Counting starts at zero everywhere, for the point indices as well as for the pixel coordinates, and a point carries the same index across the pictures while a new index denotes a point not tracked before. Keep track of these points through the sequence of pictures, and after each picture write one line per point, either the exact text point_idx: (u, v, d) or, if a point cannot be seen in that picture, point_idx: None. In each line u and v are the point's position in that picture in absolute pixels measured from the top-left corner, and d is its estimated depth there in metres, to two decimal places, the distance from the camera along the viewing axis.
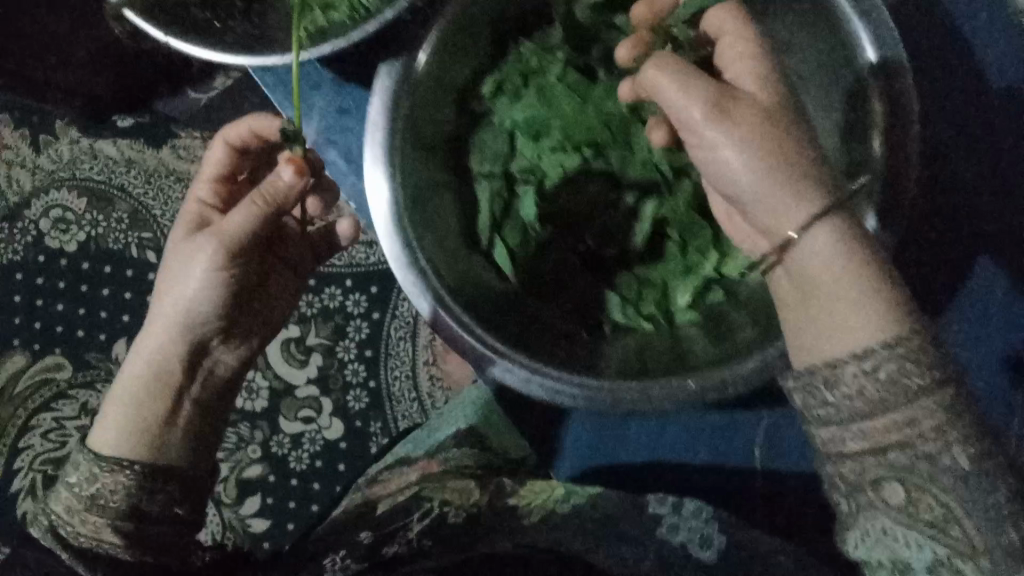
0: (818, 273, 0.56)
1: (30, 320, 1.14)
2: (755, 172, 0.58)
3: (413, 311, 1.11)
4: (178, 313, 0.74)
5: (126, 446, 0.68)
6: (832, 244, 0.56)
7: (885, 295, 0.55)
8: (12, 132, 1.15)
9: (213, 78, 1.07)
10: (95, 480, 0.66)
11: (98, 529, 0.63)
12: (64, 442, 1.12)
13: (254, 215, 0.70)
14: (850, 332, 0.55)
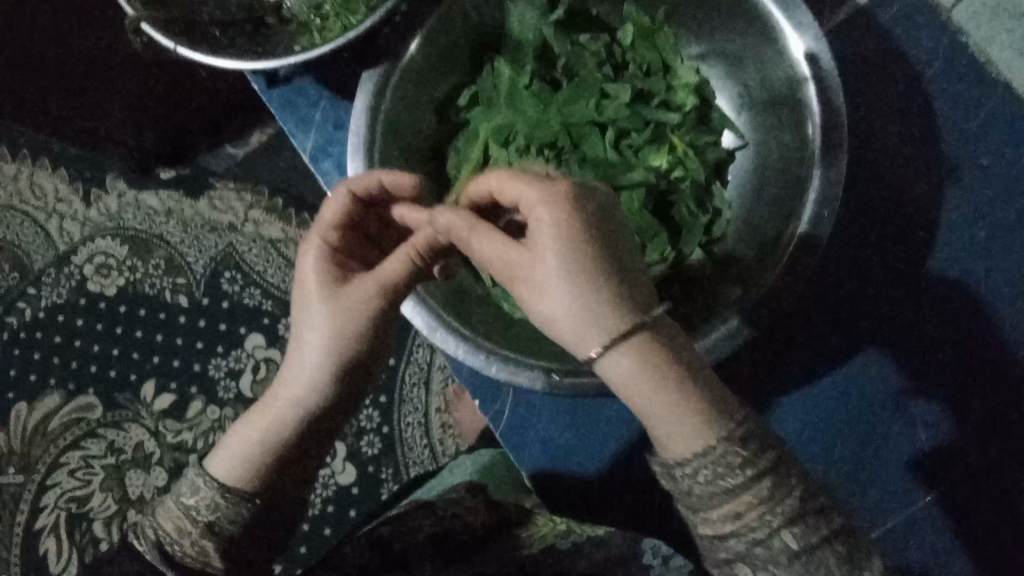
0: (628, 392, 0.52)
1: (67, 361, 1.19)
2: (579, 308, 0.52)
3: (427, 358, 1.13)
4: (302, 366, 0.63)
5: (252, 475, 0.63)
6: (643, 372, 0.51)
7: (682, 401, 0.51)
8: (67, 188, 1.25)
9: (249, 135, 1.19)
10: (215, 507, 0.62)
11: (204, 553, 0.62)
12: (89, 480, 1.17)
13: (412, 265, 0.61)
14: (669, 436, 0.52)
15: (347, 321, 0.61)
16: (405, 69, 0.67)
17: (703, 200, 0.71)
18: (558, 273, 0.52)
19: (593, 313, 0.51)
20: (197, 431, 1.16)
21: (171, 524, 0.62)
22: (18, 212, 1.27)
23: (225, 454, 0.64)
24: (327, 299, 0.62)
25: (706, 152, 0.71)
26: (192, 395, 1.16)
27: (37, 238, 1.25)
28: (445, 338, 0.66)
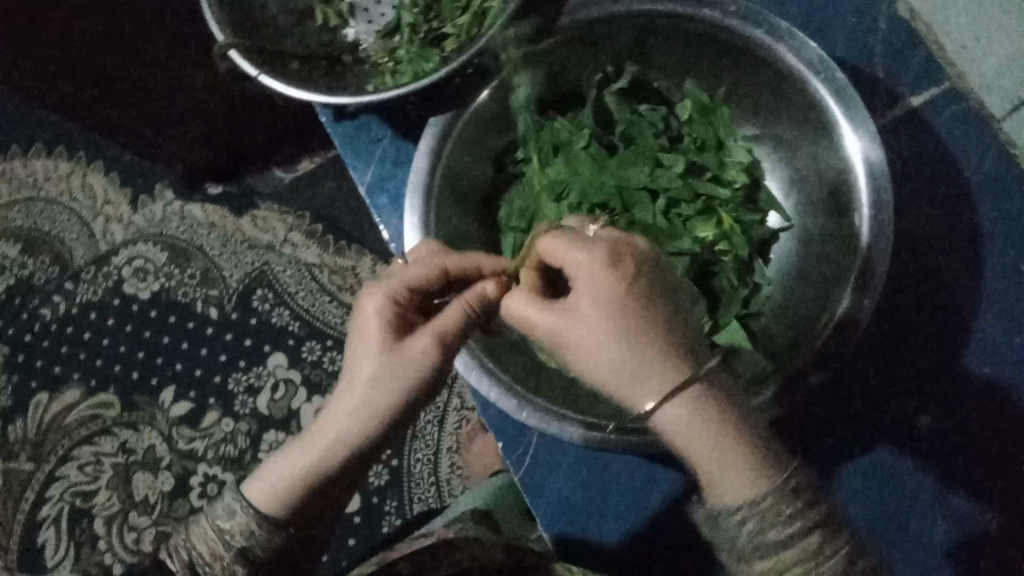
0: (681, 441, 0.52)
1: (94, 357, 1.21)
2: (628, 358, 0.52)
3: (444, 397, 1.13)
4: (351, 411, 0.62)
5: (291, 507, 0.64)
6: (692, 419, 0.52)
7: (728, 451, 0.52)
8: (116, 190, 1.28)
9: (298, 161, 1.22)
10: (247, 531, 0.64)
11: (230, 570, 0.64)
12: (97, 477, 1.18)
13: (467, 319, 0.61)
14: (718, 486, 0.52)
15: (405, 375, 0.61)
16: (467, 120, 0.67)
17: (744, 274, 0.73)
18: (603, 340, 0.53)
19: (639, 376, 0.52)
20: (208, 441, 1.17)
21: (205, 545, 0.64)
22: (64, 208, 1.29)
23: (266, 483, 0.64)
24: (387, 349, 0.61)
25: (750, 228, 0.72)
26: (209, 406, 1.18)
27: (80, 235, 1.27)
28: (480, 379, 0.65)
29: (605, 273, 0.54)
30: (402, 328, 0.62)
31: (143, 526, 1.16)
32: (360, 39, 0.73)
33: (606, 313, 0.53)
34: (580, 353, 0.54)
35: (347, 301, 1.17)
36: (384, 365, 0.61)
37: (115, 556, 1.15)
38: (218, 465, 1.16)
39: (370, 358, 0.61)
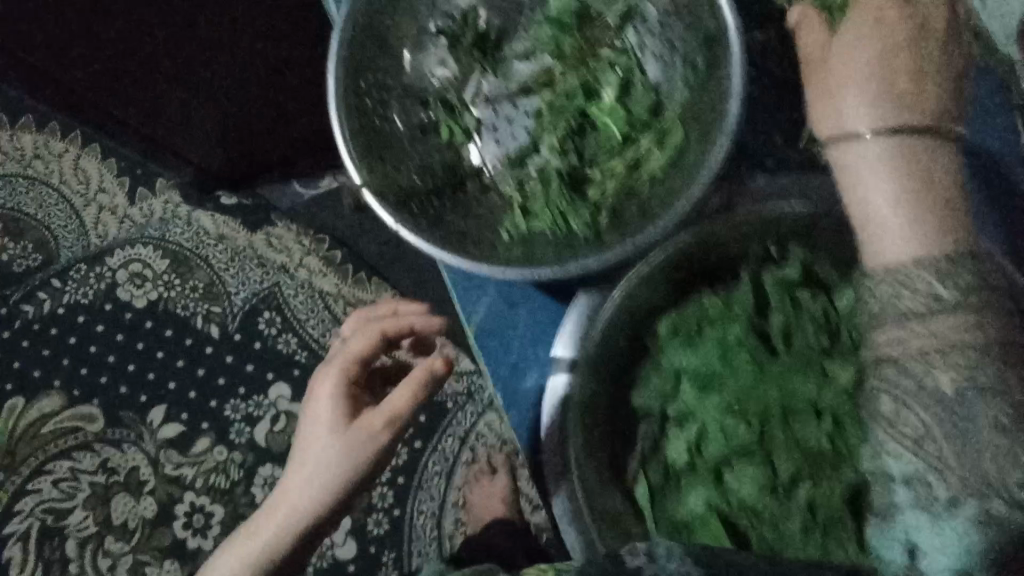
0: (857, 188, 0.53)
1: (77, 365, 1.13)
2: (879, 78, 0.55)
3: (455, 448, 1.08)
4: (301, 485, 0.74)
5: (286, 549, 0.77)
6: (889, 154, 0.53)
7: (941, 211, 0.51)
8: (113, 178, 1.20)
9: (322, 177, 1.12)
10: None
11: None
12: (72, 495, 1.11)
13: (412, 400, 0.71)
14: (888, 231, 0.52)
15: (350, 448, 0.72)
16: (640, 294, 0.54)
17: None
18: (868, 154, 0.53)
19: (889, 197, 0.52)
20: (198, 468, 1.10)
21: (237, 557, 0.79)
22: (54, 191, 1.21)
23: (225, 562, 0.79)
24: (342, 420, 0.72)
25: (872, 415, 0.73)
26: (202, 431, 1.11)
27: (69, 222, 1.19)
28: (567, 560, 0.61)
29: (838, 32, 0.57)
30: (349, 407, 0.73)
31: (120, 552, 1.09)
32: (488, 165, 0.61)
33: (873, 99, 0.54)
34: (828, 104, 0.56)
35: None
36: (334, 438, 0.72)
37: None
38: (206, 494, 1.09)
39: (327, 431, 0.72)
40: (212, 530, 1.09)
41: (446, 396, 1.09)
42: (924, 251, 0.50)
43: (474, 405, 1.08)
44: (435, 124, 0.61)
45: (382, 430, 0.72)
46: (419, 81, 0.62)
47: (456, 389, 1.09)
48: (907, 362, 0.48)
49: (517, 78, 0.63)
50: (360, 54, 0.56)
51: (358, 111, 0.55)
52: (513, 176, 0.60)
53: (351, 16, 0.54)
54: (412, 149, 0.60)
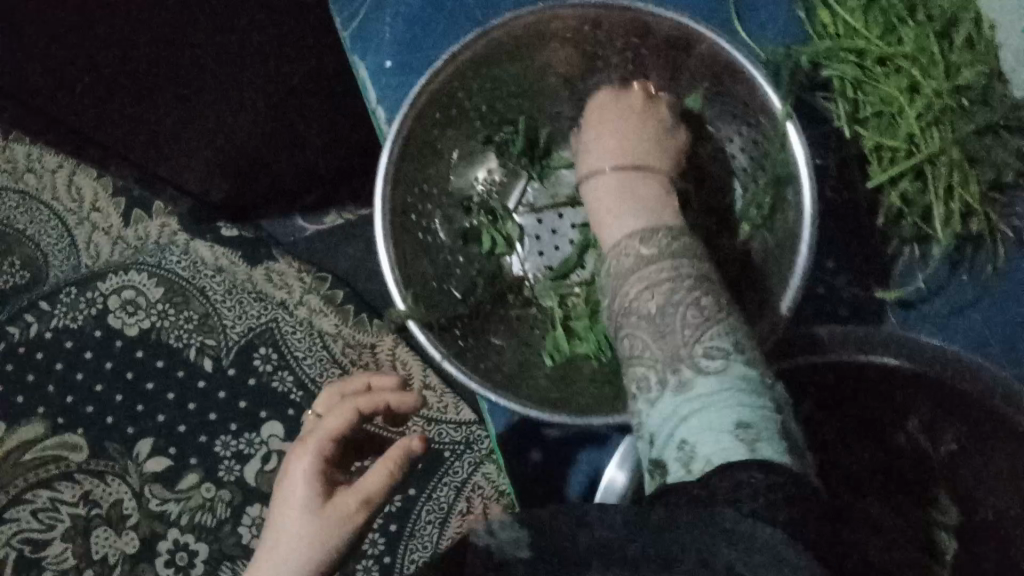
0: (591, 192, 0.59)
1: (63, 392, 1.09)
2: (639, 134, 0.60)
3: (450, 498, 1.06)
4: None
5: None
6: (617, 183, 0.58)
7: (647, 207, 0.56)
8: (108, 198, 1.14)
9: (326, 213, 1.12)
10: None
11: None
12: (51, 526, 1.06)
13: (387, 479, 0.62)
14: (610, 212, 0.57)
15: (322, 535, 0.60)
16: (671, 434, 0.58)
17: None
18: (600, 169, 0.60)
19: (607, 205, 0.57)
20: (184, 505, 1.06)
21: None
22: (44, 208, 1.15)
23: None
24: (310, 509, 0.61)
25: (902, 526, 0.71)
26: (189, 466, 1.07)
27: (59, 241, 1.14)
28: None
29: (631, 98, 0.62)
30: (323, 488, 0.63)
31: None
32: (529, 275, 0.67)
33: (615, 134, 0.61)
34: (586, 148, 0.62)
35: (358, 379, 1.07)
36: (303, 524, 0.60)
37: None
38: (190, 532, 1.05)
39: (292, 520, 0.61)
40: (195, 569, 1.04)
41: (444, 445, 1.07)
42: (655, 226, 0.54)
43: (472, 455, 1.07)
44: (476, 232, 0.66)
45: (354, 519, 0.61)
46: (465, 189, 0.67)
47: (454, 438, 1.07)
48: (639, 320, 0.51)
49: (562, 194, 0.69)
50: (405, 166, 0.56)
51: (403, 220, 0.57)
52: (552, 292, 0.65)
53: (398, 128, 0.54)
54: (453, 258, 0.63)
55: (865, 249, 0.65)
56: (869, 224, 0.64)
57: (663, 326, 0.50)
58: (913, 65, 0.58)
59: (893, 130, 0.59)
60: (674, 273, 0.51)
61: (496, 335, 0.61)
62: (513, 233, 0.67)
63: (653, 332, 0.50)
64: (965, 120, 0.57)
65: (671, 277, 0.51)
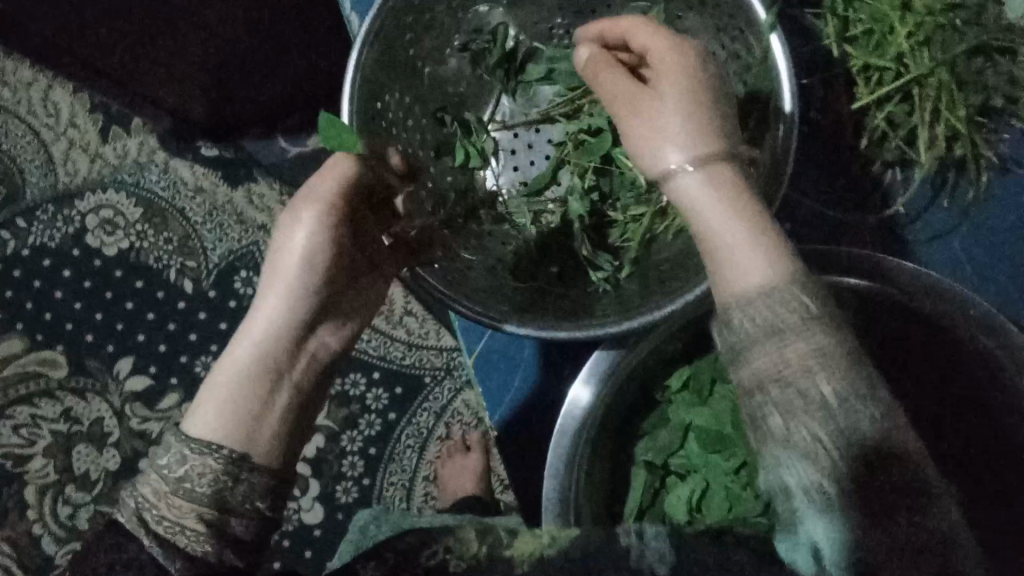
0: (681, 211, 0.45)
1: (42, 310, 1.09)
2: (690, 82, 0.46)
3: (430, 423, 1.06)
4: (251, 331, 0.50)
5: (227, 436, 0.47)
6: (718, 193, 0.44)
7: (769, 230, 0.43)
8: (84, 112, 1.12)
9: (309, 134, 1.09)
10: (184, 462, 0.47)
11: (180, 512, 0.46)
12: (32, 442, 1.06)
13: (345, 179, 0.52)
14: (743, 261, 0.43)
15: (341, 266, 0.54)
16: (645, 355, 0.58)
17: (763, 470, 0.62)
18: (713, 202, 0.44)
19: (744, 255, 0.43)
20: (165, 424, 1.06)
21: (149, 487, 0.47)
22: (20, 121, 1.13)
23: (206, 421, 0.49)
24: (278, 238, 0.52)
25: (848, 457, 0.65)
26: (170, 387, 1.07)
27: (35, 156, 1.12)
28: None
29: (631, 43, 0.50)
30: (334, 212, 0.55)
31: (81, 502, 1.05)
32: (503, 190, 0.66)
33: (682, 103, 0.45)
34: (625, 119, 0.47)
35: None
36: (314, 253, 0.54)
37: (44, 528, 1.04)
38: None
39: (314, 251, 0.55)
40: None
41: (424, 371, 1.07)
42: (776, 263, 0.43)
43: (452, 381, 1.06)
44: (450, 145, 0.64)
45: (324, 230, 0.51)
46: (438, 99, 0.65)
47: (434, 364, 1.07)
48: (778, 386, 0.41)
49: (537, 106, 0.67)
50: (382, 69, 0.57)
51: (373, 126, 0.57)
52: (527, 210, 0.64)
53: (368, 36, 0.55)
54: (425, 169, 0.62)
55: (849, 181, 0.64)
56: (849, 144, 0.64)
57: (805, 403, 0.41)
58: None
59: (881, 49, 0.59)
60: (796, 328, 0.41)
61: (468, 251, 0.60)
62: (488, 147, 0.65)
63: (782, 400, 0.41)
64: (955, 38, 0.58)
65: (791, 332, 0.41)
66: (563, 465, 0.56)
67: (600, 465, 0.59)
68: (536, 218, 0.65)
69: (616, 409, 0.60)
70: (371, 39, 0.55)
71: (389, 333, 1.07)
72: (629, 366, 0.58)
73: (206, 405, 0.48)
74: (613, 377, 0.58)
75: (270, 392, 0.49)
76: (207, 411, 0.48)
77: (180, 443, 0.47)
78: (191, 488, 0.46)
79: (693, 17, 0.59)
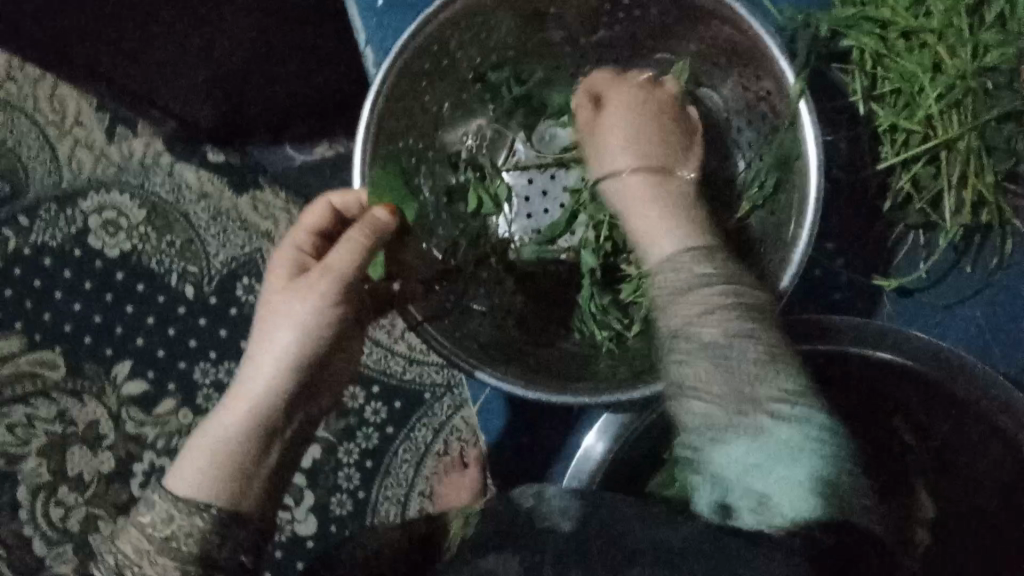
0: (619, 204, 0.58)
1: (41, 309, 1.08)
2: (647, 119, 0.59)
3: (426, 440, 1.05)
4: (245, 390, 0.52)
5: (218, 497, 0.50)
6: (647, 194, 0.56)
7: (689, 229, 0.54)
8: (90, 110, 1.10)
9: (316, 144, 1.08)
10: (170, 523, 0.50)
11: (166, 570, 0.50)
12: (26, 442, 1.05)
13: (365, 254, 0.52)
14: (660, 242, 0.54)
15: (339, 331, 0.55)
16: (654, 419, 0.59)
17: None
18: (647, 201, 0.56)
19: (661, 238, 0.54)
20: (161, 430, 1.05)
21: (131, 543, 0.51)
22: (25, 116, 1.11)
23: (192, 469, 0.51)
24: (286, 302, 0.52)
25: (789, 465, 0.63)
26: (167, 392, 1.05)
27: (40, 153, 1.11)
28: None
29: (637, 86, 0.61)
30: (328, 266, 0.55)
31: (72, 505, 1.03)
32: (515, 237, 0.66)
33: (631, 127, 0.59)
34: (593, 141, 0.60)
35: None
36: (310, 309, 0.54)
37: (35, 530, 1.03)
38: (167, 456, 1.04)
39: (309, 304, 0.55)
40: None
41: (424, 386, 1.06)
42: (699, 253, 0.52)
43: (451, 399, 1.05)
44: (462, 190, 0.65)
45: (334, 302, 0.52)
46: (454, 144, 0.65)
47: (435, 380, 1.05)
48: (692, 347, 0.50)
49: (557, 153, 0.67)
50: (395, 109, 0.57)
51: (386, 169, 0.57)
52: (537, 256, 0.64)
53: (388, 75, 0.54)
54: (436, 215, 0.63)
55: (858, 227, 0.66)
56: (872, 204, 0.66)
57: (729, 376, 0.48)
58: (938, 43, 0.57)
59: (910, 110, 0.58)
60: (726, 322, 0.49)
61: (476, 302, 0.61)
62: (501, 194, 0.65)
63: (722, 368, 0.49)
64: (985, 104, 0.57)
65: (717, 323, 0.50)
66: None
67: None
68: (546, 267, 0.65)
69: (624, 462, 0.60)
70: (390, 75, 0.54)
71: (390, 348, 1.06)
72: (641, 428, 0.59)
73: (199, 467, 0.50)
74: (628, 435, 0.59)
75: (260, 451, 0.52)
76: (202, 471, 0.50)
77: (169, 503, 0.50)
78: (175, 545, 0.49)
79: (716, 75, 0.61)
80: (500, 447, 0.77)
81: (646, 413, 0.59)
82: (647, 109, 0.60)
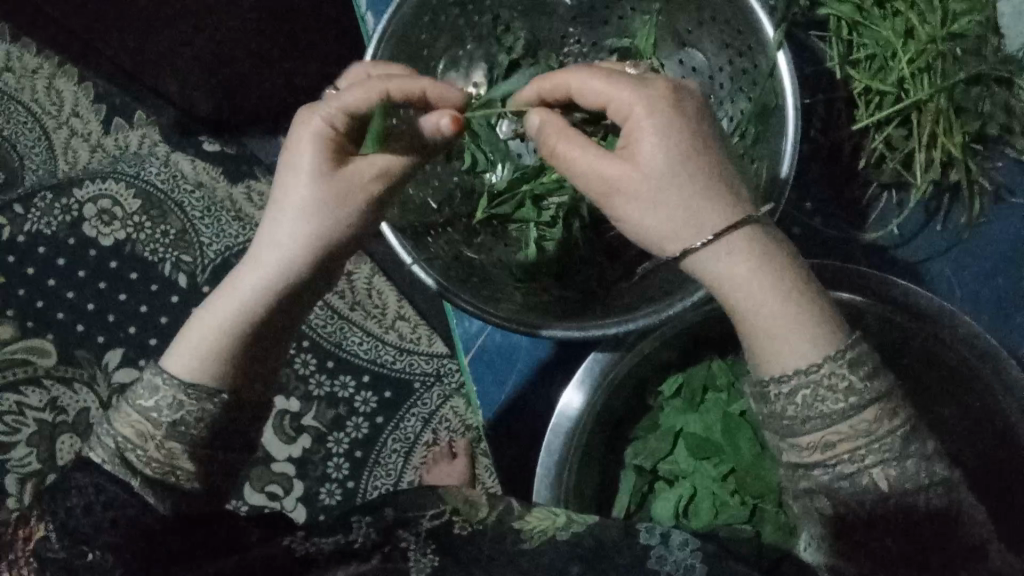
0: (725, 288, 0.49)
1: (34, 297, 1.08)
2: (686, 165, 0.48)
3: (416, 430, 1.06)
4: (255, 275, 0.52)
5: (224, 381, 0.51)
6: (750, 273, 0.48)
7: (796, 308, 0.48)
8: (87, 102, 1.12)
9: None
10: (177, 407, 0.50)
11: (173, 456, 0.50)
12: (15, 430, 1.05)
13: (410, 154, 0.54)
14: (777, 334, 0.47)
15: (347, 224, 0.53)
16: (638, 358, 0.62)
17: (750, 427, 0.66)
18: (745, 286, 0.48)
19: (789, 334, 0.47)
20: None
21: (136, 428, 0.50)
22: (23, 108, 1.13)
23: (191, 352, 0.51)
24: (308, 188, 0.52)
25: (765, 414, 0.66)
26: None
27: (35, 142, 1.13)
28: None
29: (662, 117, 0.48)
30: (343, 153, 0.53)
31: None
32: None
33: (676, 182, 0.48)
34: (650, 210, 0.48)
35: (349, 320, 1.08)
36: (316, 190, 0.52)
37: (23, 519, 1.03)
38: None
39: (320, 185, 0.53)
40: None
41: (414, 376, 1.07)
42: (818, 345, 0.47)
43: (442, 387, 1.06)
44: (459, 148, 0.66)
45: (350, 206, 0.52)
46: None
47: (424, 370, 1.07)
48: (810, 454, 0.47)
49: None
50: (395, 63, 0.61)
51: None
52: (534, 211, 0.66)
53: (388, 27, 0.59)
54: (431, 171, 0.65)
55: (837, 189, 0.69)
56: (847, 169, 0.69)
57: (858, 469, 0.47)
58: (911, 10, 0.62)
59: (884, 74, 0.63)
60: (869, 441, 0.46)
61: (470, 249, 0.63)
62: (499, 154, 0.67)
63: (840, 470, 0.47)
64: (954, 67, 0.62)
65: (860, 435, 0.46)
66: (554, 460, 0.60)
67: (589, 472, 0.63)
68: None
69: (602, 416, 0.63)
70: (386, 42, 0.59)
71: (381, 336, 1.08)
72: (624, 370, 0.62)
73: (199, 346, 0.51)
74: (610, 380, 0.62)
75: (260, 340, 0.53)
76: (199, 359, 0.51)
77: (174, 387, 0.50)
78: (184, 431, 0.50)
79: (703, 35, 0.62)
80: (506, 413, 0.74)
81: (630, 352, 0.61)
82: (682, 146, 0.48)
